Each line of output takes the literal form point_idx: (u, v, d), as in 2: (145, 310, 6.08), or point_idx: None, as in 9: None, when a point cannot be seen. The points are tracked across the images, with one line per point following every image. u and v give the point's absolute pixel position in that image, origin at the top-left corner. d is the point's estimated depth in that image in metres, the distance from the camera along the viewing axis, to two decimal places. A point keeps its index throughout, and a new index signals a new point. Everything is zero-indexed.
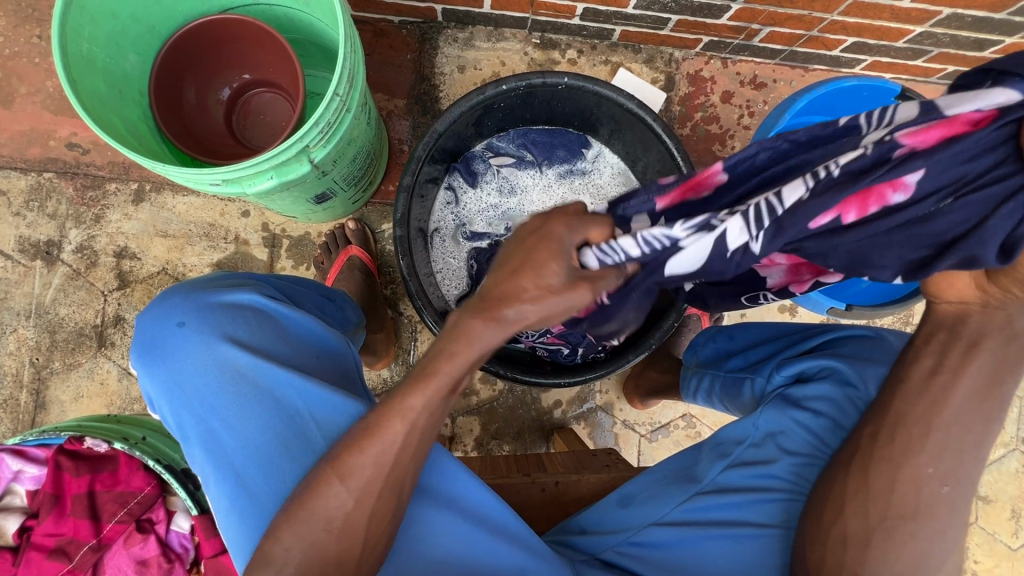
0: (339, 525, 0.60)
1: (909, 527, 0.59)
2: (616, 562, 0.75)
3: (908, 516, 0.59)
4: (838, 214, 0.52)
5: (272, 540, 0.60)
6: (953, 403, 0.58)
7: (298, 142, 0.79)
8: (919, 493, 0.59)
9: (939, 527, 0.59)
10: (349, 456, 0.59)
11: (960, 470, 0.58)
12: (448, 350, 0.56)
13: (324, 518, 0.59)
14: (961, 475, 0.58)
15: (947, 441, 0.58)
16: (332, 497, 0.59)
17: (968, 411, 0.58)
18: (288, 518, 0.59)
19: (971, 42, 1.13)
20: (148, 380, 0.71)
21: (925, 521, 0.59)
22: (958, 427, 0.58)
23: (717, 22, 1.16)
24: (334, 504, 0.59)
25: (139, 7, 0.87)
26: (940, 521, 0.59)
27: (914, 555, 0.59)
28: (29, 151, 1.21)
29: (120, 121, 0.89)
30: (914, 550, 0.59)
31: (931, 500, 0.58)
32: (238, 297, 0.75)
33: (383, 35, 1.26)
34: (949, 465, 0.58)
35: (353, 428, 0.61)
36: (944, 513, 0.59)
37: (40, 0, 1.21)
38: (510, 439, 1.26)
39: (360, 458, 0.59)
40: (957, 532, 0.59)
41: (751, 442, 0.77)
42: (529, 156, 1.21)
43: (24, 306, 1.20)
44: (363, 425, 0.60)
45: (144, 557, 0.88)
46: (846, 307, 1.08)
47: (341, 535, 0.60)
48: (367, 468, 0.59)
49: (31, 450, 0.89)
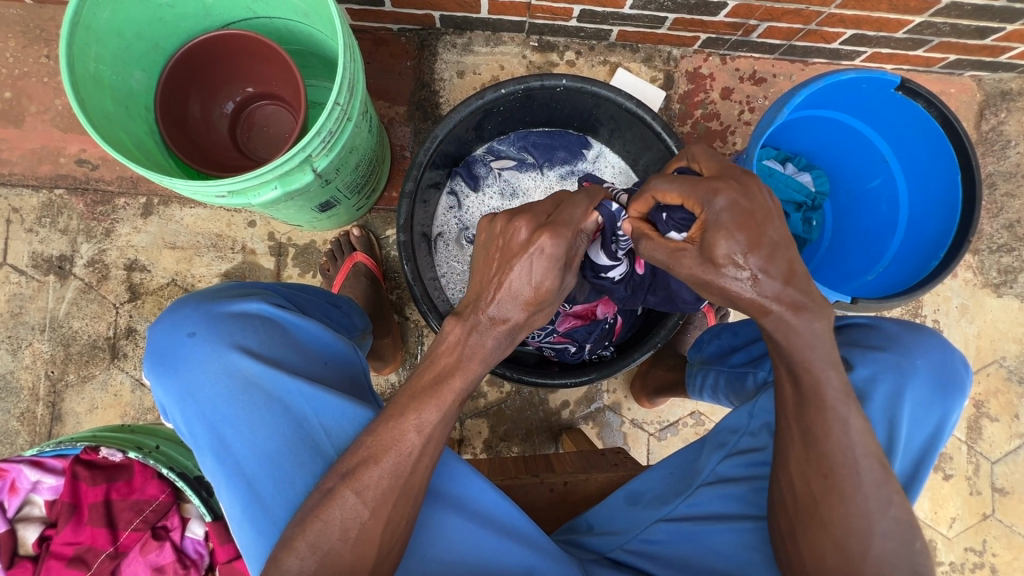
0: (367, 527, 0.62)
1: (819, 517, 0.64)
2: (626, 560, 0.78)
3: (810, 509, 0.65)
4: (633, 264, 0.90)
5: (300, 542, 0.61)
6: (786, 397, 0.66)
7: (301, 152, 0.81)
8: (807, 484, 0.65)
9: (843, 515, 0.63)
10: (380, 464, 0.62)
11: (829, 459, 0.63)
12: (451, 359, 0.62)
13: (353, 522, 0.62)
14: (832, 461, 0.63)
15: (802, 433, 0.65)
16: (346, 508, 0.61)
17: (794, 404, 0.65)
18: (315, 521, 0.62)
19: (972, 30, 1.13)
20: (159, 389, 0.71)
21: (826, 510, 0.64)
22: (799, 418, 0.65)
23: (715, 20, 1.16)
24: (350, 515, 0.61)
25: (143, 25, 0.89)
26: (841, 507, 0.63)
27: (831, 539, 0.64)
28: (40, 168, 1.23)
29: (128, 137, 0.91)
30: (829, 539, 0.64)
31: (823, 491, 0.64)
32: (247, 305, 0.75)
33: (382, 43, 1.27)
34: (813, 453, 0.64)
35: (360, 441, 0.64)
36: (840, 501, 0.63)
37: (48, 21, 1.23)
38: (519, 440, 1.27)
39: (391, 463, 0.62)
40: (867, 517, 0.63)
41: (748, 432, 0.79)
42: (530, 158, 1.22)
43: (38, 321, 1.23)
44: (371, 440, 0.63)
45: (160, 564, 0.90)
46: (852, 300, 1.04)
47: (368, 536, 0.62)
48: (383, 479, 0.62)
49: (49, 460, 0.91)
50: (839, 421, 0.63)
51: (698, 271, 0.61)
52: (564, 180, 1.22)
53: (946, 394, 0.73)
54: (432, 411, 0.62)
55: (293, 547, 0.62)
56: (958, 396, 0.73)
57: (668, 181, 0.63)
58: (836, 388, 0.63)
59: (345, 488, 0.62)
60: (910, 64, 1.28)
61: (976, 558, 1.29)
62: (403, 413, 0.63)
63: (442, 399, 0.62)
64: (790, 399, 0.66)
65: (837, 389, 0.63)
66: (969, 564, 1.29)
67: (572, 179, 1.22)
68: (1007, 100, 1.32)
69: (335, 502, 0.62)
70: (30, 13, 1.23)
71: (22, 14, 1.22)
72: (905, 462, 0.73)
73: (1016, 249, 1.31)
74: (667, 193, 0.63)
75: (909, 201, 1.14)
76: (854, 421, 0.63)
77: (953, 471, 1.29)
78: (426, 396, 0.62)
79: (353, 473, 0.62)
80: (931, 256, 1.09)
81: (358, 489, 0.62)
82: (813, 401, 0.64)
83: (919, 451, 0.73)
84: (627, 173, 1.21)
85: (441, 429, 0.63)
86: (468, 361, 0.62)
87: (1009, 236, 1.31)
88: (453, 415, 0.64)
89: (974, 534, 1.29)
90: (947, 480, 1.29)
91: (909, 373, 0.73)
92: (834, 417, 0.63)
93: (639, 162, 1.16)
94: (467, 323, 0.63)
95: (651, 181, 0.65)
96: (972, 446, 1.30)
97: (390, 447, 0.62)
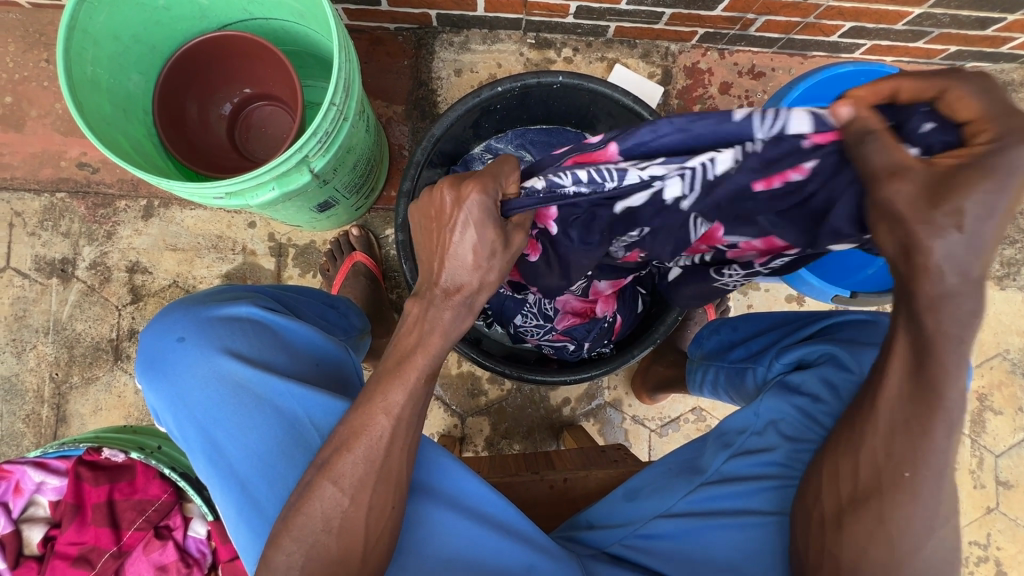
0: (349, 516, 0.63)
1: (875, 510, 0.59)
2: (624, 555, 0.78)
3: (870, 501, 0.60)
4: (755, 182, 0.56)
5: (285, 538, 0.62)
6: (890, 384, 0.58)
7: (298, 152, 0.81)
8: (878, 476, 0.59)
9: (906, 515, 0.58)
10: (353, 451, 0.63)
11: (917, 456, 0.57)
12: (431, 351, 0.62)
13: (335, 512, 0.62)
14: (920, 462, 0.57)
15: (894, 421, 0.58)
16: (327, 500, 0.62)
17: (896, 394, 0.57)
18: (299, 515, 0.62)
19: (973, 21, 1.12)
20: (152, 393, 0.72)
21: (889, 507, 0.59)
22: (901, 410, 0.57)
23: (712, 14, 1.15)
24: (330, 505, 0.62)
25: (140, 29, 0.89)
26: (906, 508, 0.58)
27: (885, 538, 0.59)
28: (42, 172, 1.24)
29: (125, 140, 0.91)
30: (881, 537, 0.59)
31: (892, 486, 0.58)
32: (236, 309, 0.76)
33: (379, 43, 1.28)
34: (901, 449, 0.57)
35: (337, 435, 0.64)
36: (909, 500, 0.58)
37: (47, 25, 1.24)
38: (520, 437, 1.27)
39: (363, 449, 0.63)
40: (930, 521, 0.58)
41: (753, 431, 0.79)
42: (528, 157, 1.19)
43: (42, 323, 1.24)
44: (347, 429, 0.64)
45: (163, 563, 0.91)
46: (851, 295, 1.04)
47: (351, 529, 0.63)
48: (356, 467, 0.63)
49: (53, 461, 0.92)
50: (946, 423, 0.55)
51: (904, 204, 0.46)
52: None
53: None
54: (398, 392, 0.63)
55: (279, 543, 0.62)
56: None
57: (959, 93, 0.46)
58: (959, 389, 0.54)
59: (323, 479, 0.63)
60: (910, 56, 1.27)
61: (980, 552, 1.28)
62: (371, 395, 0.64)
63: (406, 377, 0.63)
64: (896, 388, 0.57)
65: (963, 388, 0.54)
66: (973, 557, 1.28)
67: None
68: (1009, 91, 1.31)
69: (314, 495, 0.63)
70: (29, 18, 1.23)
71: (21, 19, 1.23)
72: None
73: (1018, 241, 1.30)
74: (965, 99, 0.45)
75: None
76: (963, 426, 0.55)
77: (956, 465, 1.29)
78: (390, 377, 0.63)
79: (328, 464, 0.63)
80: None
81: (334, 479, 0.63)
82: (922, 393, 0.55)
83: None
84: None
85: (410, 409, 0.64)
86: (431, 338, 0.62)
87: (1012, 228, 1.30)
88: (422, 394, 0.64)
89: (978, 528, 1.29)
90: None
91: None
92: (943, 418, 0.55)
93: None
94: (424, 300, 0.62)
95: (959, 74, 0.46)
96: (976, 440, 1.30)
97: (361, 433, 0.63)
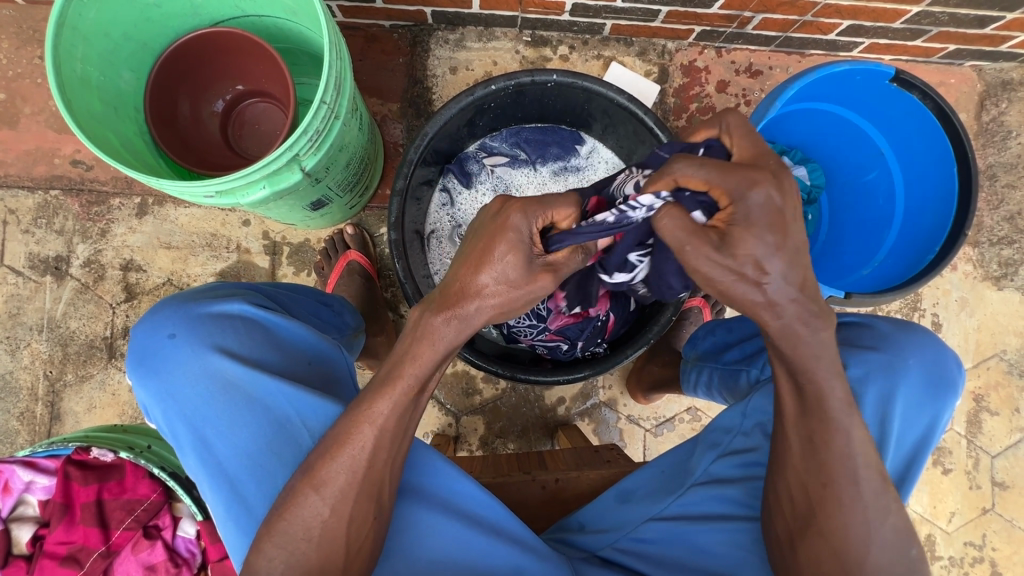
0: (329, 526, 0.62)
1: (818, 525, 0.64)
2: (616, 559, 0.78)
3: (808, 518, 0.64)
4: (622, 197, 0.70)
5: (266, 544, 0.62)
6: (789, 409, 0.65)
7: (288, 151, 0.80)
8: (807, 494, 0.65)
9: (842, 523, 0.63)
10: (337, 459, 0.62)
11: (831, 467, 0.63)
12: (412, 352, 0.62)
13: (316, 520, 0.62)
14: (835, 471, 0.63)
15: (803, 440, 0.64)
16: (308, 507, 0.62)
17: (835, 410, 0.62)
18: (281, 520, 0.62)
19: (971, 20, 1.11)
20: (141, 390, 0.72)
21: (824, 519, 0.64)
22: (807, 426, 0.64)
23: (708, 12, 1.15)
24: (311, 513, 0.62)
25: (131, 25, 0.89)
26: (839, 517, 0.63)
27: (831, 548, 0.63)
28: (36, 169, 1.24)
29: (117, 138, 0.91)
30: (827, 547, 0.63)
31: (820, 499, 0.64)
32: (229, 306, 0.75)
33: (374, 40, 1.27)
34: (818, 464, 0.64)
35: (324, 439, 0.64)
36: (839, 509, 0.63)
37: (41, 22, 1.23)
38: (514, 437, 1.27)
39: (347, 459, 0.62)
40: (865, 524, 0.63)
41: (740, 432, 0.79)
42: (523, 155, 1.21)
43: (36, 321, 1.24)
44: (331, 436, 0.63)
45: (152, 563, 0.90)
46: (846, 296, 1.01)
47: (333, 535, 0.63)
48: (340, 476, 0.62)
49: (42, 461, 0.92)
50: (841, 432, 0.63)
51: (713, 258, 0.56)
52: (557, 176, 1.22)
53: (938, 394, 0.73)
54: (384, 403, 0.63)
55: (261, 549, 0.62)
56: (951, 396, 0.73)
57: (785, 188, 0.54)
58: (842, 400, 0.62)
59: (306, 485, 0.62)
60: (909, 54, 1.26)
61: (976, 553, 1.28)
62: (359, 404, 0.63)
63: (395, 389, 0.63)
64: (792, 411, 0.65)
65: (842, 401, 0.62)
66: (969, 558, 1.28)
67: (565, 175, 1.22)
68: (1009, 90, 1.30)
69: (297, 502, 0.62)
70: (23, 14, 1.23)
71: (15, 15, 1.22)
72: (895, 464, 0.73)
73: (1017, 241, 1.27)
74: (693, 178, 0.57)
75: (905, 193, 1.13)
76: (857, 433, 0.63)
77: (952, 465, 1.29)
78: (379, 388, 0.63)
79: (312, 470, 0.63)
80: (928, 250, 1.07)
81: (317, 487, 0.62)
82: (812, 409, 0.63)
83: (911, 451, 0.73)
84: (620, 168, 1.20)
85: (396, 421, 0.63)
86: (421, 347, 0.62)
87: (1010, 228, 1.29)
88: (409, 406, 0.64)
89: (974, 528, 1.28)
90: (946, 475, 1.28)
91: (903, 374, 0.73)
92: (839, 428, 0.63)
93: (632, 158, 1.16)
94: (419, 308, 0.63)
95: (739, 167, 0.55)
96: (972, 440, 1.29)
97: (345, 443, 0.62)
